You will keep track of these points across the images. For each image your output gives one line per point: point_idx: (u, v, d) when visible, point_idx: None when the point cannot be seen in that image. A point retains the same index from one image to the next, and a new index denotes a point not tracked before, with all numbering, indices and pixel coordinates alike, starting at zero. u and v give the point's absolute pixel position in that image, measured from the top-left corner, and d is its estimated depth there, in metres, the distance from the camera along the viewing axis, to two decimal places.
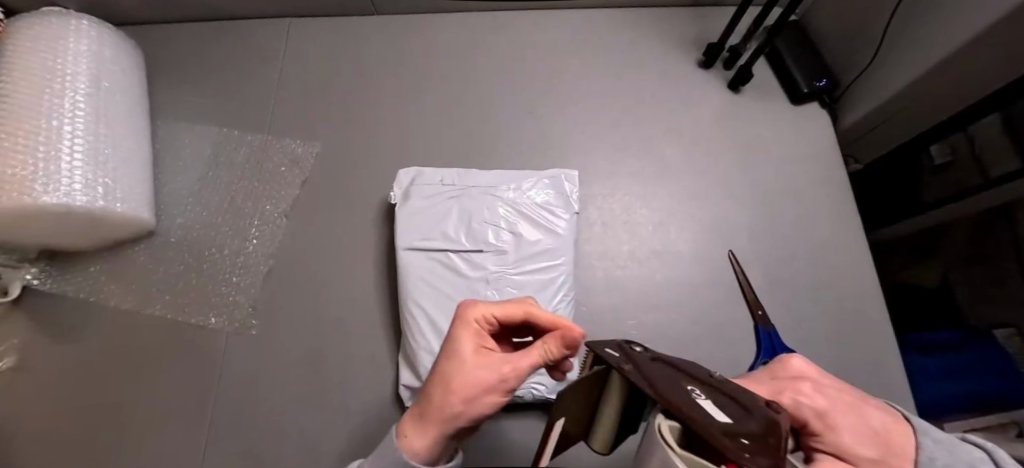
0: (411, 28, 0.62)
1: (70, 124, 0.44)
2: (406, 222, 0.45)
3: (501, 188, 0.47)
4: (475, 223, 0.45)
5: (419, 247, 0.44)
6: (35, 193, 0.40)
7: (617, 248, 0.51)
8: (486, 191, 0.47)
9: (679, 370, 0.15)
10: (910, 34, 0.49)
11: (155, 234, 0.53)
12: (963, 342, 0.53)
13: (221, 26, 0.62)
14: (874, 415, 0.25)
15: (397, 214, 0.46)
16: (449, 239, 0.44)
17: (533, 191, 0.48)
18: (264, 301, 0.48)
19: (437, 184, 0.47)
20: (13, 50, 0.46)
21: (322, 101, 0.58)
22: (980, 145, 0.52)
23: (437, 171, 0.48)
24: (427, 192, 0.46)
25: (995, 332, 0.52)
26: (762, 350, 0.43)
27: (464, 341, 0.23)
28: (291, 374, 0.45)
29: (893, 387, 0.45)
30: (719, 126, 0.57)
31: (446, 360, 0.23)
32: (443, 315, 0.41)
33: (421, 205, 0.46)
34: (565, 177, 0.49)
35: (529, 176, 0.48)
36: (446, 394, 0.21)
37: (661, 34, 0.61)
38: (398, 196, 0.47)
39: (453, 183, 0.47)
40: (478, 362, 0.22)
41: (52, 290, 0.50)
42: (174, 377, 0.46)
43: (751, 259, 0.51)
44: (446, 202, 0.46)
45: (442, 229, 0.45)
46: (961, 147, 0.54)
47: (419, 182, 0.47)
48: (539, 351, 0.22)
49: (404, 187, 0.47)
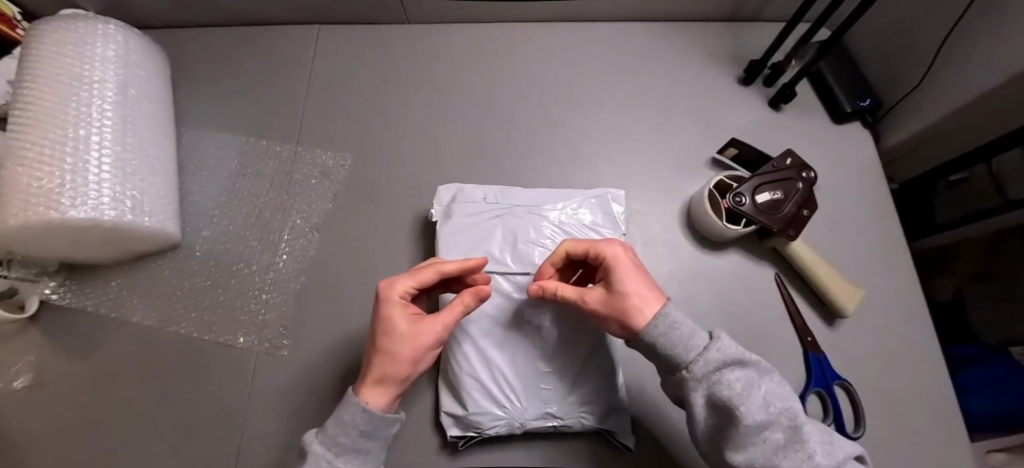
0: (445, 38, 0.61)
1: (98, 134, 0.42)
2: (448, 242, 0.44)
3: (545, 207, 0.46)
4: (521, 244, 0.44)
5: None
6: (62, 207, 0.38)
7: (659, 269, 0.49)
8: (531, 210, 0.46)
9: (781, 188, 0.45)
10: (962, 56, 0.47)
11: (179, 248, 0.51)
12: (980, 359, 0.57)
13: (249, 33, 0.61)
14: None
15: (438, 232, 0.44)
16: (494, 260, 0.43)
17: (578, 210, 0.47)
18: (295, 320, 0.46)
19: (479, 201, 0.46)
20: (37, 53, 0.43)
21: (354, 112, 0.56)
22: (998, 167, 0.56)
23: (479, 188, 0.47)
24: (470, 210, 0.45)
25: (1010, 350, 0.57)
26: (813, 377, 0.44)
27: (399, 316, 0.32)
28: (325, 397, 0.43)
29: (946, 415, 0.44)
30: (761, 143, 0.56)
31: (388, 337, 0.31)
32: (490, 341, 0.40)
33: (463, 222, 0.44)
34: (610, 196, 0.48)
35: (574, 194, 0.48)
36: (400, 356, 0.30)
37: (698, 49, 0.60)
38: (438, 214, 0.46)
39: (495, 201, 0.46)
40: (413, 326, 0.31)
41: (70, 305, 0.47)
42: (199, 398, 0.44)
43: (796, 282, 0.49)
44: (489, 220, 0.45)
45: (487, 249, 0.43)
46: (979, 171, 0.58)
47: (459, 199, 0.46)
48: (456, 302, 0.33)
49: (444, 204, 0.46)
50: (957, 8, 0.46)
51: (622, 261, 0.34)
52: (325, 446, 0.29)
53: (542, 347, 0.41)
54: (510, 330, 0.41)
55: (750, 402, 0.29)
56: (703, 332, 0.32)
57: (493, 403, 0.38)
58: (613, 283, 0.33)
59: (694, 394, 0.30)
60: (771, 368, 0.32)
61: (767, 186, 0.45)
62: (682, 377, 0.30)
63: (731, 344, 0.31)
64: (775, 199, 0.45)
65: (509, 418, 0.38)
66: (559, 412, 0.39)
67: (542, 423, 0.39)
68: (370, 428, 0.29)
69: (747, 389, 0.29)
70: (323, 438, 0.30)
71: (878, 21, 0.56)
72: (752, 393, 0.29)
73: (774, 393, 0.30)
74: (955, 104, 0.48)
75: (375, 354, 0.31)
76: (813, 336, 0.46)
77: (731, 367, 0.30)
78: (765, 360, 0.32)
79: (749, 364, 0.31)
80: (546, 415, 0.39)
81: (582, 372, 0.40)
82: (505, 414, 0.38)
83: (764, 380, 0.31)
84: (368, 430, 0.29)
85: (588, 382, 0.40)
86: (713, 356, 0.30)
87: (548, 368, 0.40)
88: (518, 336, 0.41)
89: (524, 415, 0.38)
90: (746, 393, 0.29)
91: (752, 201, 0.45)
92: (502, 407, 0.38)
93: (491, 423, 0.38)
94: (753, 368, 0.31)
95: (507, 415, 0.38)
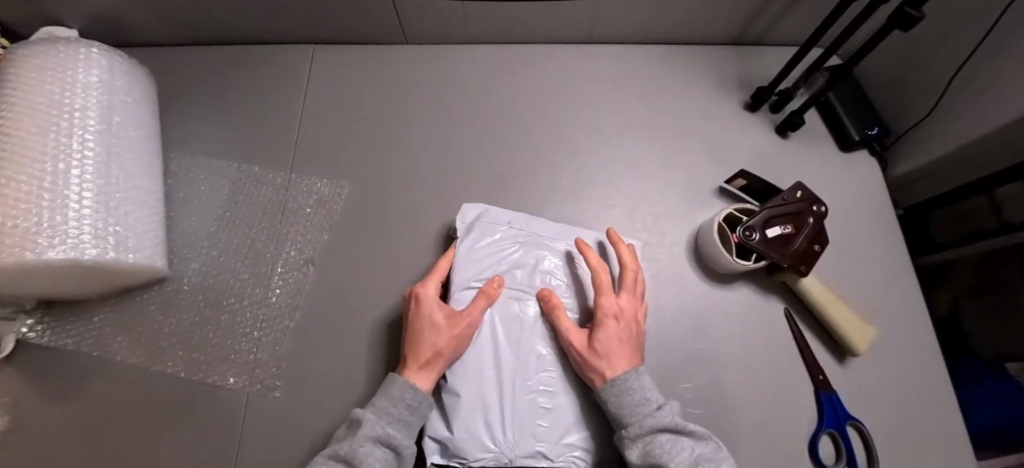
0: (444, 58, 0.59)
1: (79, 166, 0.40)
2: (467, 257, 0.43)
3: (565, 242, 0.47)
4: (538, 275, 0.44)
5: (480, 288, 0.41)
6: (39, 248, 0.35)
7: (667, 303, 0.48)
8: (552, 243, 0.46)
9: (795, 217, 0.44)
10: (974, 92, 0.47)
11: (166, 281, 0.49)
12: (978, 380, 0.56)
13: (243, 53, 0.59)
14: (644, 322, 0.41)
15: (458, 246, 0.43)
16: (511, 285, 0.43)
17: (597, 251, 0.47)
18: (290, 360, 0.44)
19: (504, 225, 0.46)
20: (16, 81, 0.40)
21: (352, 136, 0.55)
22: (999, 194, 0.53)
23: (504, 211, 0.46)
24: (494, 233, 0.45)
25: (1006, 364, 0.56)
26: (825, 417, 0.43)
27: (434, 311, 0.37)
28: (320, 443, 0.41)
29: (956, 454, 0.44)
30: (766, 170, 0.55)
31: (426, 329, 0.36)
32: (494, 367, 0.38)
33: (485, 244, 0.44)
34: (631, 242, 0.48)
35: (594, 234, 0.48)
36: (437, 344, 0.35)
37: (703, 74, 0.60)
38: (461, 229, 0.45)
39: (520, 228, 0.46)
40: (447, 318, 0.37)
41: (48, 344, 0.45)
42: (185, 444, 0.41)
43: (805, 316, 0.49)
44: (511, 245, 0.45)
45: (506, 273, 0.43)
46: (981, 202, 0.55)
47: (484, 220, 0.45)
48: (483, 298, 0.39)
49: (468, 221, 0.45)
50: (972, 40, 0.46)
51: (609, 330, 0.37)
52: (377, 414, 0.34)
53: (544, 382, 0.39)
54: (514, 358, 0.39)
55: (676, 461, 0.32)
56: (653, 398, 0.35)
57: (485, 433, 0.35)
58: (595, 335, 0.37)
59: (630, 453, 0.33)
60: (711, 435, 0.35)
61: (777, 220, 0.44)
62: (622, 435, 0.34)
63: (672, 413, 0.35)
64: (787, 234, 0.44)
65: (498, 452, 0.34)
66: (551, 453, 0.36)
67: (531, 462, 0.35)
68: (417, 401, 0.34)
69: (675, 449, 0.33)
70: (375, 409, 0.34)
71: (889, 49, 0.56)
72: (680, 455, 0.32)
73: (705, 456, 0.33)
74: (971, 135, 0.47)
75: (417, 344, 0.36)
76: (824, 374, 0.45)
77: (665, 431, 0.34)
78: (707, 430, 0.34)
79: (685, 430, 0.34)
80: (537, 455, 0.35)
81: (583, 411, 0.39)
82: (496, 448, 0.34)
83: (700, 447, 0.33)
84: (415, 403, 0.34)
85: (587, 424, 0.39)
86: (648, 418, 0.34)
87: (547, 404, 0.38)
88: (521, 365, 0.39)
89: (514, 452, 0.35)
90: (674, 453, 0.32)
91: (763, 232, 0.43)
92: (494, 438, 0.35)
93: (477, 455, 0.34)
94: (692, 434, 0.34)
95: (496, 449, 0.34)
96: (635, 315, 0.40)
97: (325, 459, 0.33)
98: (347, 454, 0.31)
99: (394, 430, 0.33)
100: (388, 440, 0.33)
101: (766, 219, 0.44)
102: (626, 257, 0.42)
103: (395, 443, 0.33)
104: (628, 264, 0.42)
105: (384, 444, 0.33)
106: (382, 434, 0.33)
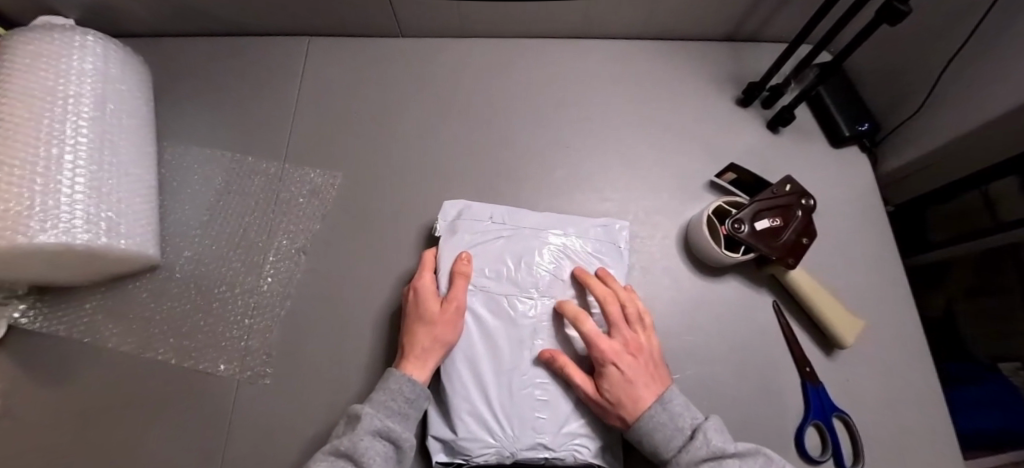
0: (438, 51, 0.59)
1: (72, 152, 0.40)
2: (450, 255, 0.43)
3: (549, 231, 0.47)
4: (524, 265, 0.44)
5: None
6: (30, 231, 0.35)
7: (658, 295, 0.48)
8: (537, 233, 0.46)
9: (786, 208, 0.45)
10: (964, 87, 0.48)
11: (159, 269, 0.49)
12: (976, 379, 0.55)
13: (239, 45, 0.59)
14: (656, 352, 0.38)
15: (440, 246, 0.44)
16: (495, 279, 0.43)
17: (584, 238, 0.47)
18: (280, 348, 0.45)
19: (486, 220, 0.46)
20: (10, 68, 0.41)
21: (345, 127, 0.55)
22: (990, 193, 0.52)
23: (487, 206, 0.47)
24: (475, 228, 0.45)
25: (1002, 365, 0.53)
26: (812, 409, 0.43)
27: (428, 303, 0.39)
28: (308, 430, 0.41)
29: (940, 446, 0.44)
30: (757, 165, 0.55)
31: (419, 322, 0.38)
32: (486, 360, 0.39)
33: (467, 241, 0.44)
34: (617, 225, 0.48)
35: (582, 222, 0.48)
36: (429, 335, 0.37)
37: (695, 70, 0.60)
38: (444, 228, 0.46)
39: (503, 221, 0.46)
40: (440, 307, 0.39)
41: (41, 330, 0.45)
42: (174, 430, 0.41)
43: (793, 309, 0.49)
44: (495, 240, 0.45)
45: (490, 267, 0.43)
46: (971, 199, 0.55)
47: (466, 216, 0.46)
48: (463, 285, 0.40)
49: (450, 219, 0.46)
50: (961, 37, 0.47)
51: (614, 376, 0.35)
52: (376, 408, 0.34)
53: (539, 374, 0.39)
54: (505, 351, 0.39)
55: None
56: (685, 427, 0.34)
57: (485, 430, 0.35)
58: (601, 386, 0.35)
59: None
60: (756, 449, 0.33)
61: (766, 213, 0.44)
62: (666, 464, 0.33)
63: (708, 442, 0.32)
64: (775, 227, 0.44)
65: (499, 447, 0.35)
66: (553, 444, 0.36)
67: (534, 454, 0.35)
68: (414, 394, 0.35)
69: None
70: (374, 404, 0.34)
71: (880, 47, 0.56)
72: None
73: None
74: (961, 131, 0.48)
75: (413, 335, 0.37)
76: (811, 366, 0.45)
77: (710, 460, 0.32)
78: (752, 446, 0.33)
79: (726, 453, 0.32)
80: (539, 446, 0.35)
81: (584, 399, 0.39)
82: (497, 442, 0.35)
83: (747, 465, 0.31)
84: (412, 396, 0.35)
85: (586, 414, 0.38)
86: (689, 452, 0.32)
87: (544, 396, 0.38)
88: (513, 357, 0.39)
89: (516, 445, 0.35)
90: None
91: (751, 224, 0.43)
92: (492, 433, 0.35)
93: (479, 451, 0.35)
94: (735, 463, 0.31)
95: (497, 444, 0.35)
96: (643, 342, 0.38)
97: (324, 455, 0.32)
98: (347, 449, 0.31)
99: (392, 423, 0.34)
100: (388, 432, 0.33)
101: (755, 211, 0.44)
102: (598, 291, 0.40)
103: (396, 435, 0.33)
104: (605, 298, 0.40)
105: (384, 437, 0.33)
106: (381, 427, 0.33)
